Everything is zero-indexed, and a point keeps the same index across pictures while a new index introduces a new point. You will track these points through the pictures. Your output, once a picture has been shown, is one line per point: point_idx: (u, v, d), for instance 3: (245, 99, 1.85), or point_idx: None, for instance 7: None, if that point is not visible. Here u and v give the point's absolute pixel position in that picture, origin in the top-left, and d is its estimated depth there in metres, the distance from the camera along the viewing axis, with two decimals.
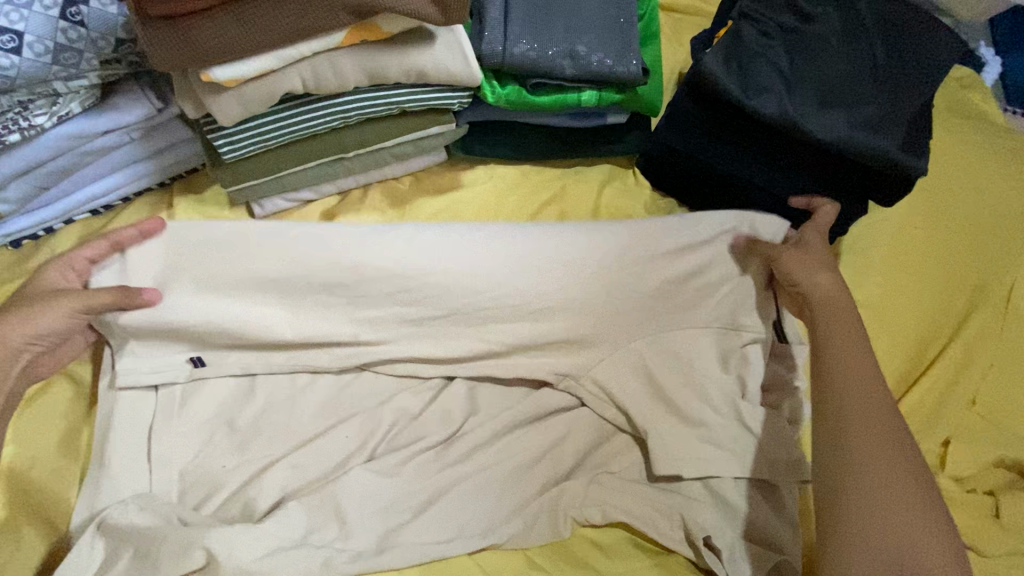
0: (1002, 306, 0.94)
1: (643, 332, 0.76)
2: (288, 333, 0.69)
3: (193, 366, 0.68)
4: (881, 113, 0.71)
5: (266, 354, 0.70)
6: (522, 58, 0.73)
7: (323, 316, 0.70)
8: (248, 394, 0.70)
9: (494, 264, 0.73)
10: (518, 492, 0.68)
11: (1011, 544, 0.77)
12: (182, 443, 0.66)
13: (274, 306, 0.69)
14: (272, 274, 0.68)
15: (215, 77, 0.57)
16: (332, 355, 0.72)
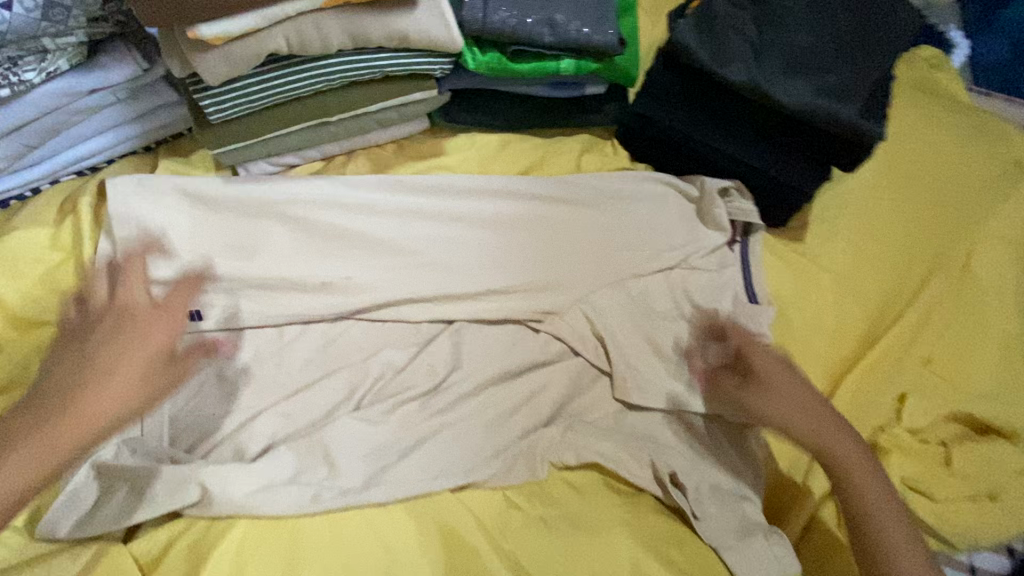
0: (959, 271, 0.99)
1: (607, 282, 0.84)
2: (281, 279, 0.75)
3: (191, 319, 0.72)
4: (841, 80, 0.74)
5: (263, 307, 0.74)
6: (501, 25, 0.75)
7: (318, 266, 0.77)
8: (237, 346, 0.74)
9: (473, 208, 0.83)
10: (498, 440, 0.72)
11: (957, 488, 0.83)
12: (173, 392, 0.68)
13: (261, 258, 0.75)
14: (255, 216, 0.76)
15: (201, 35, 0.58)
16: (328, 303, 0.76)
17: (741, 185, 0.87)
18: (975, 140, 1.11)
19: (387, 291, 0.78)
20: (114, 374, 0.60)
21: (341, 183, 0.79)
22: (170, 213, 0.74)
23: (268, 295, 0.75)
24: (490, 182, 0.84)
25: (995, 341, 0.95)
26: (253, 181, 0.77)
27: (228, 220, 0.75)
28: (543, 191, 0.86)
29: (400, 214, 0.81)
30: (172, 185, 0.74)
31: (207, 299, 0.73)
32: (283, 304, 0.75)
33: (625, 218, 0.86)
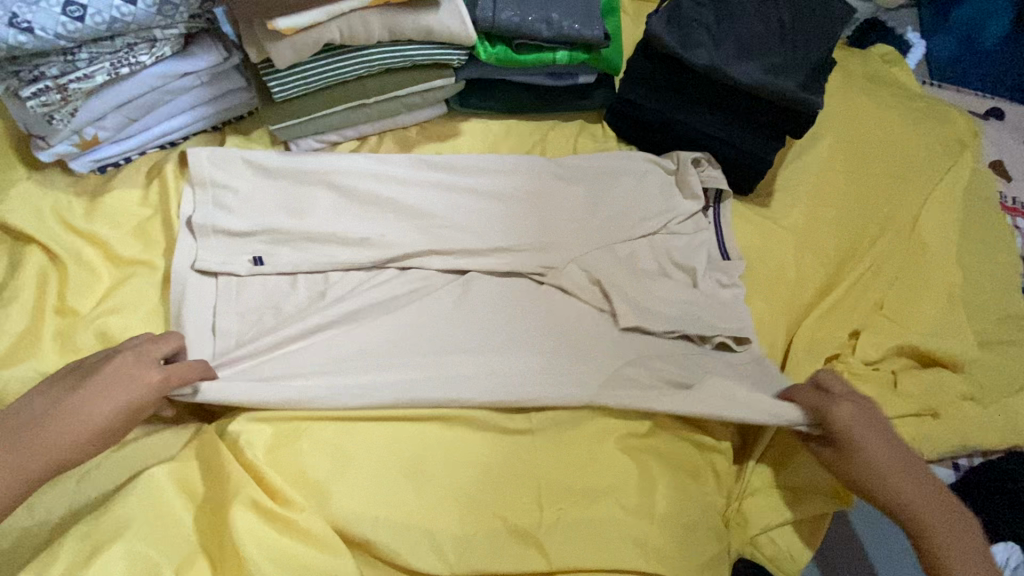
0: (907, 231, 1.14)
1: (607, 241, 0.95)
2: (326, 233, 0.88)
3: (253, 263, 0.85)
4: (784, 62, 0.92)
5: (311, 255, 0.87)
6: (508, 22, 0.92)
7: (358, 223, 0.89)
8: (291, 288, 0.86)
9: (488, 181, 0.96)
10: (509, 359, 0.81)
11: (905, 408, 0.96)
12: (239, 321, 0.81)
13: (308, 216, 0.88)
14: (305, 183, 0.90)
15: (278, 26, 0.75)
16: (366, 253, 0.88)
17: (712, 158, 1.02)
18: (922, 121, 1.27)
19: (409, 242, 0.90)
20: (70, 422, 0.61)
21: (375, 160, 0.94)
22: (232, 173, 0.88)
23: (310, 247, 0.87)
24: (504, 163, 0.98)
25: (939, 289, 1.10)
26: (303, 158, 0.91)
27: (284, 185, 0.89)
28: (546, 167, 0.99)
29: (423, 185, 0.94)
30: (239, 154, 0.89)
31: (265, 247, 0.86)
32: (323, 255, 0.87)
33: (620, 187, 0.99)
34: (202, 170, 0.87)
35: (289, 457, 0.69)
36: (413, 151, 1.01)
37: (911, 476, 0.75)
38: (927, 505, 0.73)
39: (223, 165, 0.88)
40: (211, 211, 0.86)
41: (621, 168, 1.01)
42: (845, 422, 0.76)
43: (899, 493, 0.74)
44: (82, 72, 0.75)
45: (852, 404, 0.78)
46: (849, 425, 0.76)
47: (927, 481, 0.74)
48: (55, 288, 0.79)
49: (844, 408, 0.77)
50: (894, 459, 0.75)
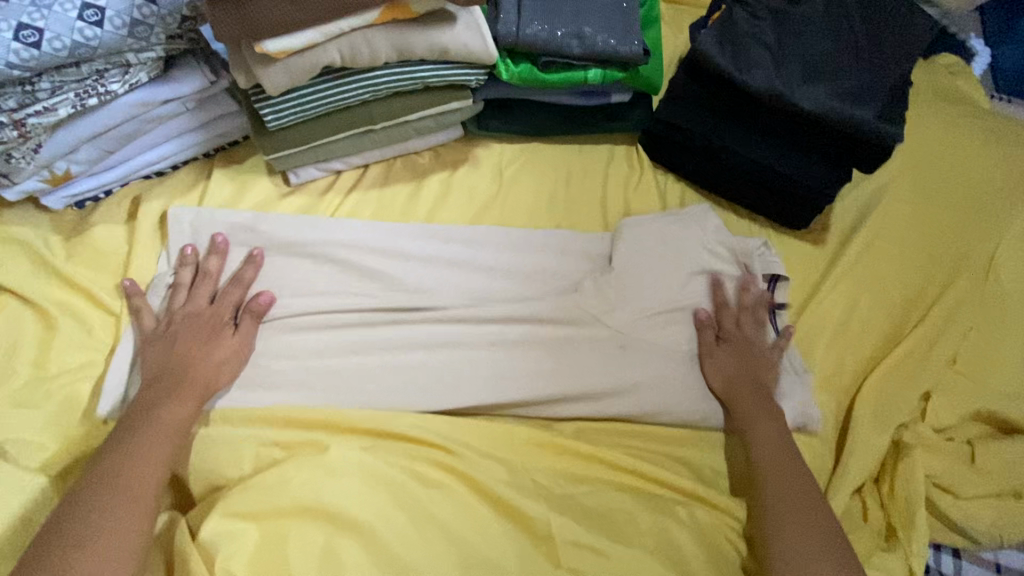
0: (983, 273, 1.00)
1: (638, 324, 0.83)
2: (322, 315, 0.78)
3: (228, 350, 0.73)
4: (858, 87, 0.79)
5: (302, 337, 0.76)
6: (534, 37, 0.81)
7: (360, 304, 0.79)
8: (276, 380, 0.73)
9: (512, 259, 0.86)
10: (518, 441, 0.74)
11: (985, 487, 0.84)
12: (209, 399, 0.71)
13: (304, 300, 0.78)
14: (294, 254, 0.81)
15: (267, 49, 0.64)
16: (370, 338, 0.77)
17: (760, 243, 0.91)
18: (998, 143, 1.12)
19: (414, 328, 0.79)
20: (176, 399, 0.66)
21: (382, 230, 0.85)
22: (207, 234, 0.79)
23: (284, 338, 0.76)
24: (524, 239, 0.88)
25: (1020, 341, 0.96)
26: (304, 221, 0.83)
27: (271, 255, 0.80)
28: (578, 244, 0.89)
29: (435, 264, 0.84)
30: (227, 217, 0.81)
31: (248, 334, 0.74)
32: (290, 343, 0.75)
33: (654, 260, 0.87)
34: (177, 223, 0.79)
35: (270, 564, 0.59)
36: (425, 181, 0.91)
37: (810, 518, 0.68)
38: (783, 475, 0.72)
39: (200, 223, 0.79)
40: (178, 274, 0.76)
41: (669, 242, 0.88)
42: (755, 428, 0.77)
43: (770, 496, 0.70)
44: (44, 104, 0.67)
45: (770, 418, 0.78)
46: (759, 432, 0.76)
47: (791, 460, 0.74)
48: (30, 343, 0.71)
49: (750, 399, 0.79)
50: (795, 491, 0.70)
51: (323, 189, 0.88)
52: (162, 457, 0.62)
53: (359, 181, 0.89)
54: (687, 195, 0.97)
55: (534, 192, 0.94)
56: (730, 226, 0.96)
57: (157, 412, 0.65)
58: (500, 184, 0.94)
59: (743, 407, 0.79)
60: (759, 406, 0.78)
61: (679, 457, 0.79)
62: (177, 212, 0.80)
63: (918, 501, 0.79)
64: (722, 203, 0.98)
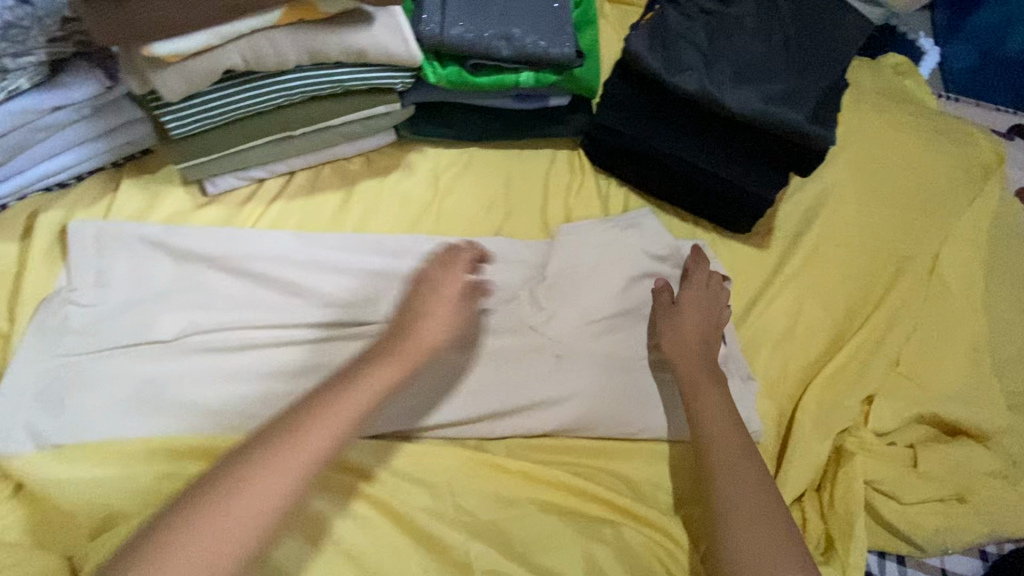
0: (927, 274, 1.00)
1: (576, 335, 0.80)
2: (239, 333, 0.73)
3: (133, 373, 0.69)
4: (790, 89, 0.77)
5: (215, 357, 0.72)
6: (459, 39, 0.78)
7: (281, 320, 0.75)
8: (188, 406, 0.69)
9: (445, 268, 0.82)
10: (445, 462, 0.71)
11: (926, 493, 0.83)
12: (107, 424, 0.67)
13: (219, 318, 0.74)
14: (209, 269, 0.76)
15: (156, 52, 0.60)
16: (290, 357, 0.73)
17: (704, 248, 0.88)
18: (942, 143, 1.12)
19: (339, 343, 0.75)
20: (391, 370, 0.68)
21: (306, 241, 0.80)
22: (113, 249, 0.75)
23: (196, 359, 0.71)
24: (461, 248, 0.84)
25: (962, 342, 0.96)
26: (225, 233, 0.78)
27: (184, 271, 0.76)
28: (516, 253, 0.85)
29: (363, 275, 0.80)
30: (136, 230, 0.76)
31: (156, 358, 0.71)
32: (201, 365, 0.71)
33: (594, 268, 0.84)
34: (79, 238, 0.74)
35: None
36: (353, 190, 0.87)
37: (753, 497, 0.65)
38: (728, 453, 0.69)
39: (105, 238, 0.74)
40: (79, 294, 0.72)
41: (611, 248, 0.85)
42: (703, 413, 0.73)
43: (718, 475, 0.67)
44: None
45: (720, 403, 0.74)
46: (709, 408, 0.73)
47: (740, 438, 0.71)
48: None
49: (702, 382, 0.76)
50: (746, 481, 0.66)
51: (243, 198, 0.84)
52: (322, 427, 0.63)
53: (282, 189, 0.85)
54: (629, 199, 0.95)
55: (470, 198, 0.90)
56: (673, 231, 0.94)
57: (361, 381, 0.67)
58: (434, 190, 0.90)
59: (694, 380, 0.76)
60: (709, 380, 0.75)
61: (615, 472, 0.76)
62: (79, 227, 0.75)
63: (857, 511, 0.78)
64: (665, 207, 0.96)
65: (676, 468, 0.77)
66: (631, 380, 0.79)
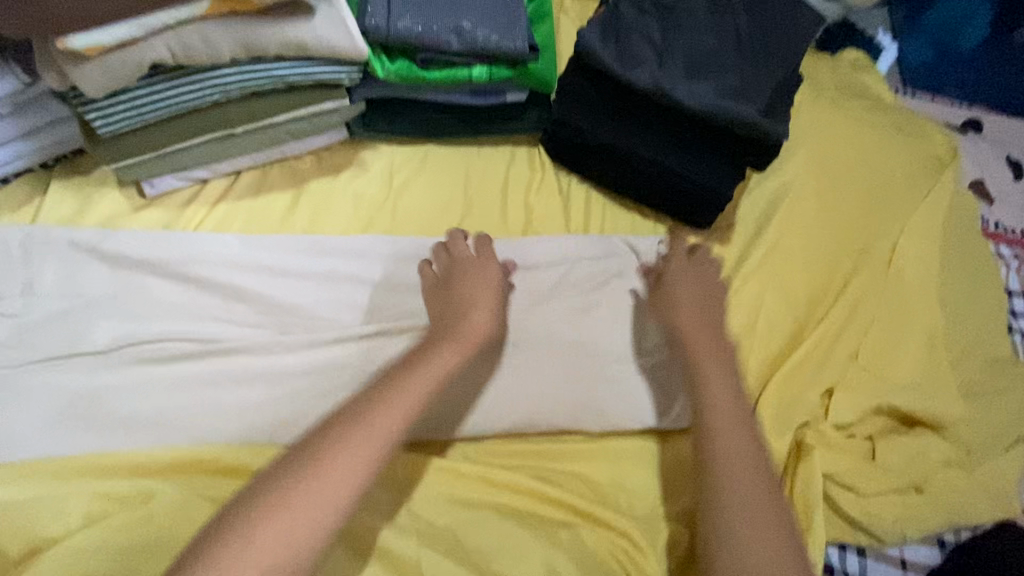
0: (885, 266, 1.01)
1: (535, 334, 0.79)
2: (178, 340, 0.70)
3: (62, 385, 0.65)
4: (743, 83, 0.77)
5: (150, 367, 0.68)
6: (407, 33, 0.75)
7: (225, 326, 0.71)
8: (119, 417, 0.65)
9: (399, 269, 0.79)
10: (396, 473, 0.69)
11: (884, 484, 0.84)
12: (34, 438, 0.63)
13: (152, 327, 0.69)
14: (145, 274, 0.72)
15: (72, 46, 0.57)
16: (234, 363, 0.70)
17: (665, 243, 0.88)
18: (899, 137, 1.14)
19: (284, 350, 0.71)
20: (373, 411, 0.56)
21: (252, 243, 0.77)
22: (41, 254, 0.70)
23: (130, 368, 0.67)
24: (417, 247, 0.81)
25: (919, 334, 0.97)
26: (167, 237, 0.74)
27: (117, 276, 0.72)
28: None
29: (313, 277, 0.77)
30: (67, 235, 0.71)
31: (85, 367, 0.67)
32: (136, 375, 0.67)
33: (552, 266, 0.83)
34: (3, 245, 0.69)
35: None
36: (302, 189, 0.84)
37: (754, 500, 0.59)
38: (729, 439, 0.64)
39: (32, 245, 0.70)
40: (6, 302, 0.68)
41: (570, 247, 0.84)
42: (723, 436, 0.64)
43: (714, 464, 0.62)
44: None
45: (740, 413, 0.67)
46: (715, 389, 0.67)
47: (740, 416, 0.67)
48: None
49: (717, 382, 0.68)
50: (759, 495, 0.59)
51: (185, 201, 0.80)
52: (347, 475, 0.52)
53: (226, 190, 0.81)
54: (591, 196, 0.93)
55: (426, 196, 0.87)
56: (635, 227, 0.92)
57: (336, 429, 0.55)
58: (388, 189, 0.87)
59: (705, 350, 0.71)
60: (721, 360, 0.71)
61: (580, 474, 0.74)
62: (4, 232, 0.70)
63: (816, 505, 0.79)
64: (627, 203, 0.94)
65: (648, 464, 0.76)
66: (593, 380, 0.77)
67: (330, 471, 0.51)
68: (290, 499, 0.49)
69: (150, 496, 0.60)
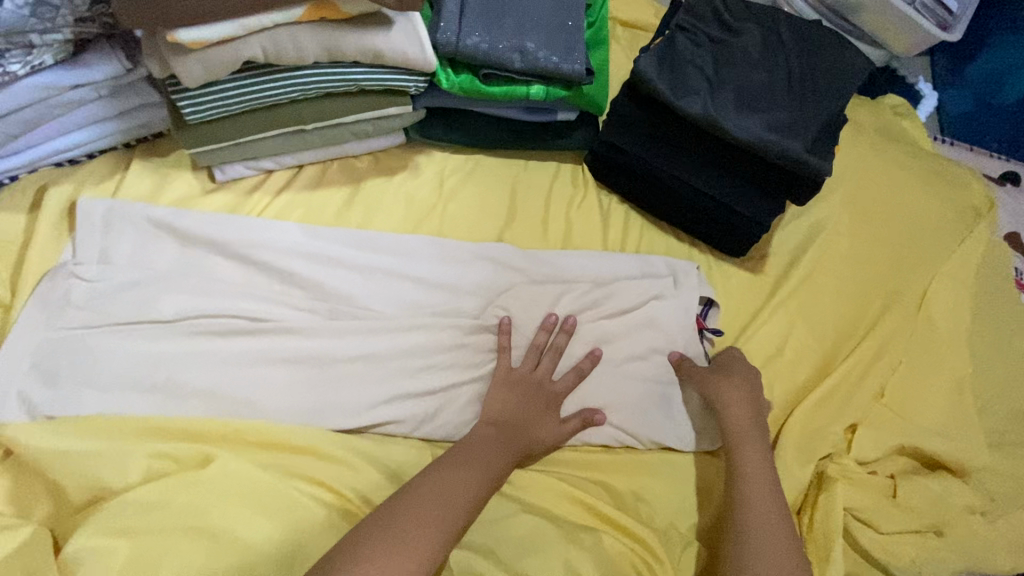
0: (914, 309, 1.02)
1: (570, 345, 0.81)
2: (237, 318, 0.74)
3: (128, 349, 0.69)
4: (791, 120, 0.80)
5: (209, 340, 0.72)
6: (474, 49, 0.80)
7: (279, 308, 0.76)
8: (177, 384, 0.69)
9: (445, 270, 0.83)
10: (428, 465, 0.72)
11: (903, 522, 0.84)
12: (98, 396, 0.67)
13: (215, 304, 0.74)
14: (212, 254, 0.77)
15: (181, 39, 0.62)
16: (286, 344, 0.74)
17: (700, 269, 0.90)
18: (936, 185, 1.15)
19: (333, 335, 0.75)
20: (479, 453, 0.68)
21: (311, 233, 0.81)
22: (120, 227, 0.75)
23: (190, 339, 0.72)
24: (461, 250, 0.84)
25: (946, 379, 0.97)
26: (235, 222, 0.79)
27: (186, 253, 0.77)
28: (515, 260, 0.85)
29: (363, 270, 0.81)
30: (144, 212, 0.76)
31: (150, 336, 0.71)
32: (196, 348, 0.71)
33: (590, 280, 0.86)
34: (90, 217, 0.74)
35: None
36: (359, 187, 0.89)
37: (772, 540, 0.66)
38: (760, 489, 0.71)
39: (113, 218, 0.75)
40: (84, 268, 0.72)
41: (607, 267, 0.87)
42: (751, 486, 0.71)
43: (749, 507, 0.69)
44: None
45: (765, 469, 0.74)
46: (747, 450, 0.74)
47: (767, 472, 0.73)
48: None
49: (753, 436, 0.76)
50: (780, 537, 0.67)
51: (250, 188, 0.85)
52: (465, 499, 0.63)
53: (289, 182, 0.86)
54: (630, 217, 0.97)
55: (473, 203, 0.91)
56: (670, 251, 0.95)
57: (452, 463, 0.66)
58: (439, 193, 0.92)
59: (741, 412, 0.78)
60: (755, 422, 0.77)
61: (604, 483, 0.76)
62: (89, 204, 0.75)
63: (835, 537, 0.79)
64: (664, 227, 0.98)
65: (670, 478, 0.78)
66: (622, 398, 0.80)
67: (446, 499, 0.62)
68: (422, 512, 0.60)
69: (208, 460, 0.63)
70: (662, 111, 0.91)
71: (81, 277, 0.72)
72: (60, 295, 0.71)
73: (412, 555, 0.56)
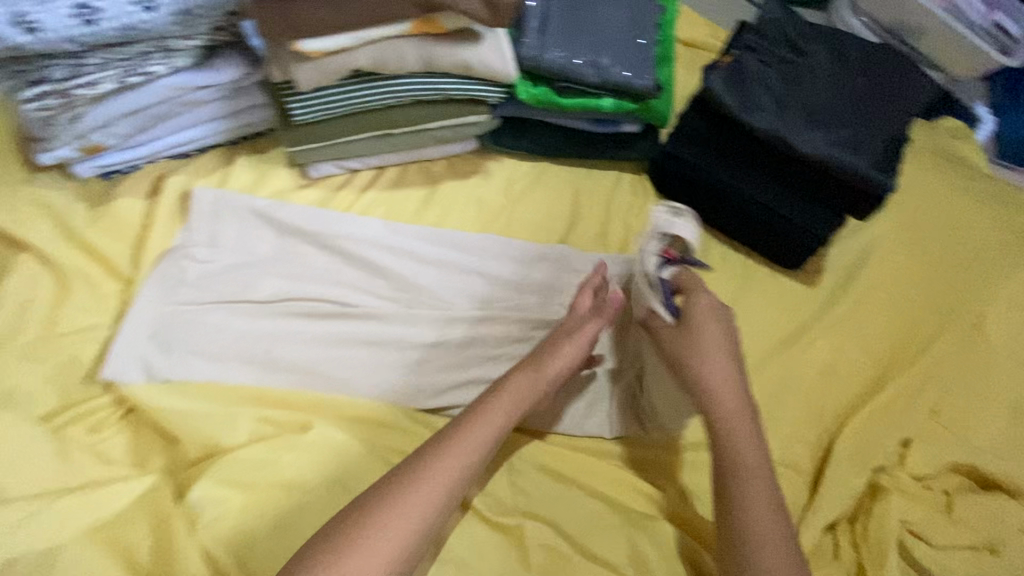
0: (971, 330, 1.02)
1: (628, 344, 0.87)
2: (327, 302, 0.80)
3: (232, 324, 0.76)
4: (855, 138, 0.84)
5: (303, 321, 0.79)
6: (553, 63, 0.86)
7: (363, 295, 0.82)
8: (274, 359, 0.76)
9: (515, 268, 0.88)
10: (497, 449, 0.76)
11: (961, 539, 0.83)
12: (206, 364, 0.74)
13: (307, 288, 0.81)
14: (305, 243, 0.84)
15: (304, 48, 0.70)
16: (370, 328, 0.79)
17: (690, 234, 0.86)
18: (996, 207, 1.15)
19: (412, 323, 0.81)
20: (472, 425, 0.65)
21: (391, 229, 0.88)
22: (226, 215, 0.83)
23: (285, 319, 0.78)
24: (530, 250, 0.90)
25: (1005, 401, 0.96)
26: (326, 215, 0.86)
27: (283, 242, 0.84)
28: (579, 261, 0.90)
29: (439, 265, 0.86)
30: (247, 203, 0.84)
31: (250, 314, 0.78)
32: (290, 327, 0.78)
33: None
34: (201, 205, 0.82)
35: (248, 532, 0.61)
36: (435, 188, 0.95)
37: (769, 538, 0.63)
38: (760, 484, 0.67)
39: (221, 206, 0.83)
40: (194, 249, 0.80)
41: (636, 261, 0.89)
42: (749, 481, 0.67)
43: (744, 504, 0.66)
44: (89, 78, 0.73)
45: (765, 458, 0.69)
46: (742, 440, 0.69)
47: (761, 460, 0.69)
48: (44, 301, 0.75)
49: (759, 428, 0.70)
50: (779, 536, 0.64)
51: (337, 186, 0.92)
52: (455, 477, 0.61)
53: (373, 181, 0.93)
54: None
55: (540, 208, 0.97)
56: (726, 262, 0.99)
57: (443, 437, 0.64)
58: (508, 197, 0.97)
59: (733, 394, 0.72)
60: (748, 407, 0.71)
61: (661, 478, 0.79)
62: (200, 193, 0.83)
63: (889, 548, 0.80)
64: (719, 236, 1.02)
65: None
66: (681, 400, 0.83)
67: (437, 480, 0.60)
68: (409, 493, 0.58)
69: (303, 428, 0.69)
70: (726, 126, 0.94)
71: (192, 257, 0.79)
72: (173, 273, 0.78)
73: (397, 534, 0.55)
